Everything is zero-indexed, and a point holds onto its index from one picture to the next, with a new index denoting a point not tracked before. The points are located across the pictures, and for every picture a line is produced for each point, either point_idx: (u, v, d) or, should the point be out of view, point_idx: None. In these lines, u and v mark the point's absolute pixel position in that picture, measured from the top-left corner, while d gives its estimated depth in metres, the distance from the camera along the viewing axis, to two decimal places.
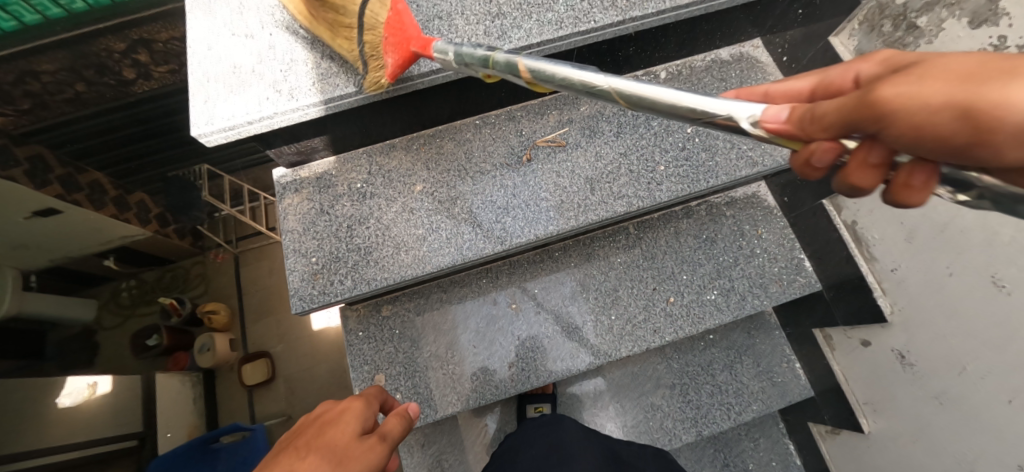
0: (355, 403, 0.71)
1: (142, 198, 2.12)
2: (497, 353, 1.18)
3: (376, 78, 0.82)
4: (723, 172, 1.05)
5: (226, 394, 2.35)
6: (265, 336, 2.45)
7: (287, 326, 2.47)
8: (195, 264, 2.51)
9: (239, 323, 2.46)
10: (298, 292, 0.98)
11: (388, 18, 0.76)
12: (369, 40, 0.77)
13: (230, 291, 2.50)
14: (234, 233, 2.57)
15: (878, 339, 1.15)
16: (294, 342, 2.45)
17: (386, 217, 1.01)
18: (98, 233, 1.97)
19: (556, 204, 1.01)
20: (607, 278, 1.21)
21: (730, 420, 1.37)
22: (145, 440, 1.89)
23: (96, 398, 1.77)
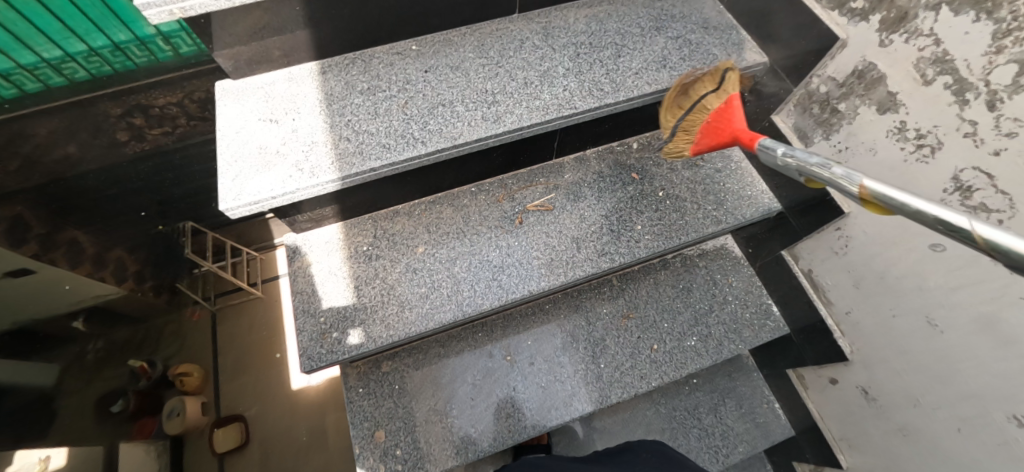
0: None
1: (119, 255, 2.04)
2: (494, 405, 1.22)
3: (677, 148, 1.02)
4: (693, 229, 1.19)
5: (194, 463, 2.23)
6: (239, 398, 2.39)
7: (266, 385, 2.44)
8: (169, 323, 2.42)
9: (212, 386, 2.40)
10: (307, 351, 1.03)
11: (717, 106, 0.92)
12: (692, 119, 0.97)
13: (207, 351, 2.47)
14: (213, 290, 2.58)
15: (842, 377, 1.25)
16: (271, 402, 2.40)
17: (391, 277, 1.09)
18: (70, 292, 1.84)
19: (546, 261, 1.11)
20: (595, 328, 1.30)
21: (719, 464, 1.42)
22: None
23: None
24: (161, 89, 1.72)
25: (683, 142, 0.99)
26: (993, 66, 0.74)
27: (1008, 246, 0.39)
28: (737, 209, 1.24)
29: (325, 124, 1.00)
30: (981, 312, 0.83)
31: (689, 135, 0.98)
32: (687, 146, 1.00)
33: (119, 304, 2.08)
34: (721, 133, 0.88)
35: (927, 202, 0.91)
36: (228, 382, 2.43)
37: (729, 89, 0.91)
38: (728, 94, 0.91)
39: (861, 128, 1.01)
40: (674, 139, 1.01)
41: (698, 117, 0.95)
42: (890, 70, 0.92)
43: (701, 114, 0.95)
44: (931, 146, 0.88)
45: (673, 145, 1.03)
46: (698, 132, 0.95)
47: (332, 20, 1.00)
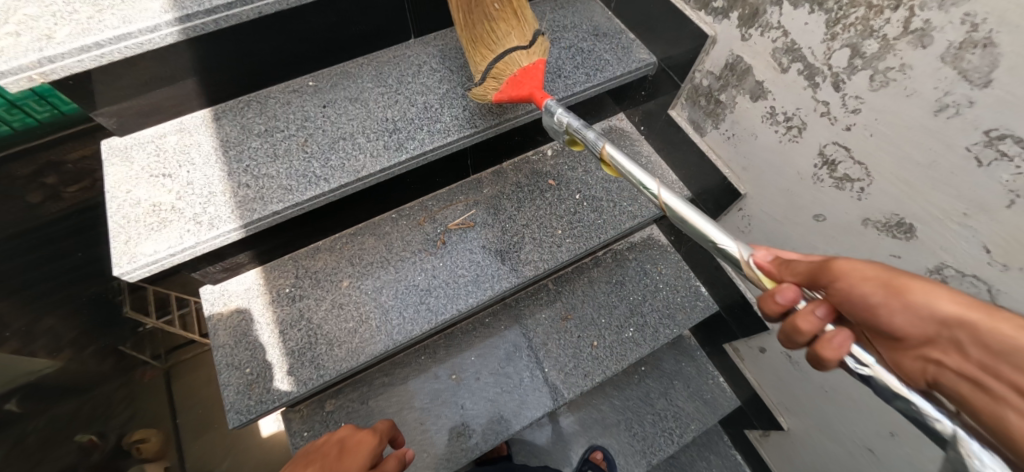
0: (369, 437, 0.85)
1: (52, 326, 1.74)
2: (446, 426, 1.22)
3: (484, 91, 0.98)
4: (611, 226, 1.23)
5: None
6: (206, 455, 2.32)
7: (233, 439, 2.41)
8: (121, 388, 2.12)
9: (176, 446, 2.23)
10: (234, 405, 0.98)
11: (527, 65, 0.93)
12: (499, 69, 0.93)
13: (166, 413, 2.31)
14: (162, 347, 2.43)
15: (769, 345, 1.33)
16: (241, 454, 2.37)
17: (317, 316, 1.07)
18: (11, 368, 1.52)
19: (473, 278, 1.13)
20: (536, 334, 1.33)
21: (675, 444, 1.46)
22: None
23: None
24: (70, 144, 1.78)
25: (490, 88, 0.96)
26: (831, 51, 0.82)
27: (682, 213, 0.68)
28: (652, 202, 1.29)
29: (222, 172, 0.98)
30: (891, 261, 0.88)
31: (495, 82, 0.95)
32: (492, 92, 0.97)
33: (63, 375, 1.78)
34: (519, 87, 0.94)
35: (803, 178, 1.00)
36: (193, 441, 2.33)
37: (536, 53, 0.94)
38: (534, 56, 0.94)
39: (740, 116, 1.09)
40: (483, 83, 0.96)
41: (504, 69, 0.93)
42: (754, 61, 0.99)
43: (509, 67, 0.93)
44: (798, 127, 0.96)
45: (480, 89, 0.98)
46: (502, 84, 0.94)
47: (217, 68, 0.98)
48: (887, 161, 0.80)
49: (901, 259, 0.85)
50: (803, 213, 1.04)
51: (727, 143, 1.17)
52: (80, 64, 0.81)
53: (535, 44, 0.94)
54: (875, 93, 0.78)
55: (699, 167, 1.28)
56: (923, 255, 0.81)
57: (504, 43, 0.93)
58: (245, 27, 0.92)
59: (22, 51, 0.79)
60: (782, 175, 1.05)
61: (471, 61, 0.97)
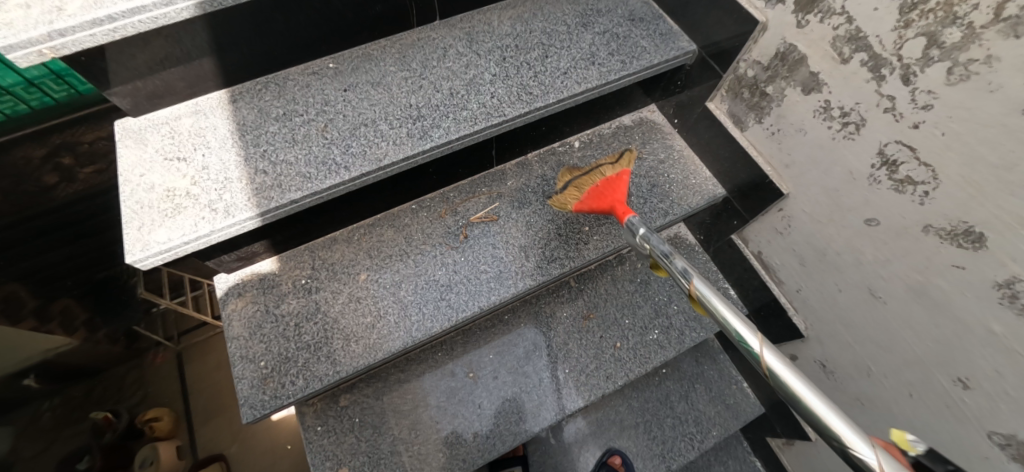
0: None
1: (67, 305, 1.84)
2: (462, 425, 1.18)
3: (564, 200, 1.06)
4: (641, 223, 1.17)
5: None
6: (214, 439, 2.30)
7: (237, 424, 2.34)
8: (131, 370, 2.29)
9: (186, 427, 2.30)
10: (248, 400, 0.95)
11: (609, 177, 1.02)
12: (581, 184, 1.04)
13: (177, 394, 2.35)
14: (175, 329, 2.44)
15: (801, 353, 1.27)
16: (248, 440, 2.32)
17: (334, 310, 1.03)
18: (15, 352, 1.65)
19: (496, 274, 1.08)
20: (557, 333, 1.28)
21: (695, 450, 1.42)
22: None
23: None
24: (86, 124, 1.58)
25: (570, 197, 1.05)
26: (903, 40, 0.75)
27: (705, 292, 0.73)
28: (684, 199, 1.23)
29: (238, 157, 0.94)
30: (950, 271, 0.80)
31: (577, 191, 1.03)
32: (573, 200, 1.05)
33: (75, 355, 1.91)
34: (602, 199, 1.00)
35: (856, 178, 0.92)
36: (204, 423, 2.33)
37: (622, 167, 1.02)
38: (620, 169, 1.02)
39: (789, 109, 1.02)
40: (564, 191, 1.05)
41: (587, 181, 1.03)
42: (809, 51, 0.92)
43: (594, 178, 1.03)
44: (855, 123, 0.88)
45: (560, 198, 1.07)
46: (586, 192, 1.03)
47: (235, 46, 0.93)
48: (956, 161, 0.73)
49: (962, 270, 0.78)
50: (852, 215, 0.96)
51: (770, 139, 1.10)
52: (91, 38, 0.76)
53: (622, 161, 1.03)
54: (951, 88, 0.70)
55: (735, 163, 1.21)
56: (991, 265, 0.73)
57: (598, 169, 1.05)
58: (266, 4, 0.86)
59: (32, 23, 0.75)
60: (829, 174, 0.98)
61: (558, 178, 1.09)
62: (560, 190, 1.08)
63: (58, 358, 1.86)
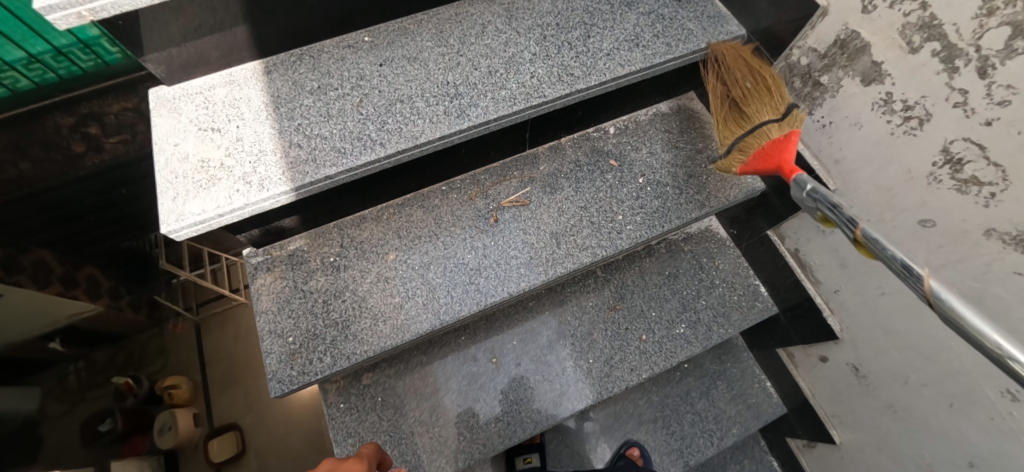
0: (357, 464, 0.74)
1: (91, 273, 1.89)
2: (483, 410, 1.17)
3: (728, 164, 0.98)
4: (676, 215, 1.14)
5: None
6: (230, 408, 2.35)
7: (255, 395, 2.38)
8: (151, 339, 2.36)
9: (205, 396, 2.35)
10: (276, 374, 0.95)
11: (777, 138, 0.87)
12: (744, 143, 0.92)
13: (195, 364, 2.40)
14: (195, 300, 2.49)
15: (833, 355, 1.23)
16: (263, 411, 2.37)
17: (361, 289, 1.02)
18: (42, 317, 1.71)
19: (526, 260, 1.06)
20: (581, 323, 1.26)
21: (714, 447, 1.41)
22: None
23: None
24: (114, 95, 1.57)
25: (732, 161, 0.96)
26: (984, 29, 0.68)
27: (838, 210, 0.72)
28: (721, 192, 1.18)
29: (272, 130, 0.92)
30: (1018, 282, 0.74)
31: (742, 154, 0.93)
32: (738, 164, 0.95)
33: (98, 321, 1.99)
34: (768, 160, 0.87)
35: (913, 176, 0.88)
36: (220, 393, 2.38)
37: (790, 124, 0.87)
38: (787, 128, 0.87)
39: (844, 101, 0.97)
40: (728, 156, 0.97)
41: (751, 143, 0.91)
42: (874, 38, 0.86)
43: (757, 140, 0.90)
44: (919, 118, 0.83)
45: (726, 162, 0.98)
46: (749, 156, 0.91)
47: (272, 16, 0.90)
48: None
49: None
50: (905, 216, 0.92)
51: (821, 132, 1.06)
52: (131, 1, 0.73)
53: (789, 117, 0.88)
54: None
55: None
56: None
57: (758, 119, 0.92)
58: None
59: None
60: (884, 171, 0.94)
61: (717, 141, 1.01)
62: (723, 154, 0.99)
63: (81, 323, 1.92)
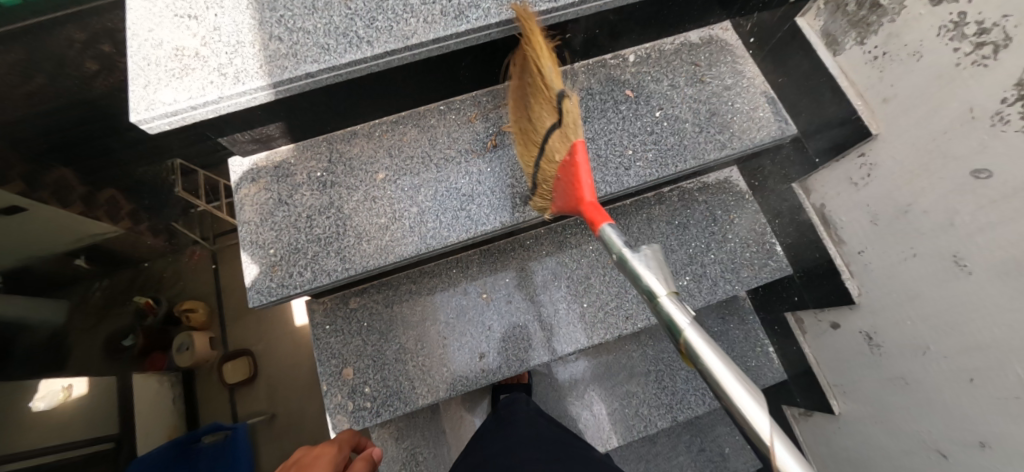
0: (329, 448, 0.86)
1: (113, 194, 1.92)
2: (469, 344, 1.14)
3: None
4: (692, 155, 1.03)
5: (206, 393, 2.33)
6: (245, 335, 2.43)
7: (269, 325, 2.47)
8: (168, 265, 2.41)
9: (219, 323, 2.43)
10: (254, 284, 0.93)
11: None
12: None
13: (211, 291, 2.45)
14: (211, 230, 2.50)
15: (846, 322, 1.15)
16: (276, 341, 2.44)
17: (348, 207, 0.97)
18: (65, 233, 1.79)
19: (523, 190, 0.98)
20: (579, 266, 1.20)
21: (705, 405, 1.39)
22: (122, 443, 1.75)
23: (73, 401, 1.65)
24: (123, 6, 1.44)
25: (543, 197, 0.89)
26: None
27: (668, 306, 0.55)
28: (746, 133, 1.06)
29: (252, 20, 0.83)
30: None
31: None
32: None
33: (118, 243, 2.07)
34: None
35: (975, 117, 0.72)
36: (235, 321, 2.45)
37: None
38: None
39: (906, 26, 0.81)
40: None
41: None
42: None
43: None
44: (995, 44, 0.67)
45: None
46: None
47: None
48: None
49: None
50: (957, 166, 0.77)
51: (869, 67, 0.90)
52: None
53: None
54: None
55: (818, 97, 1.02)
56: None
57: (541, 127, 0.79)
58: None
59: None
60: (942, 113, 0.78)
61: (525, 173, 0.91)
62: (534, 189, 0.92)
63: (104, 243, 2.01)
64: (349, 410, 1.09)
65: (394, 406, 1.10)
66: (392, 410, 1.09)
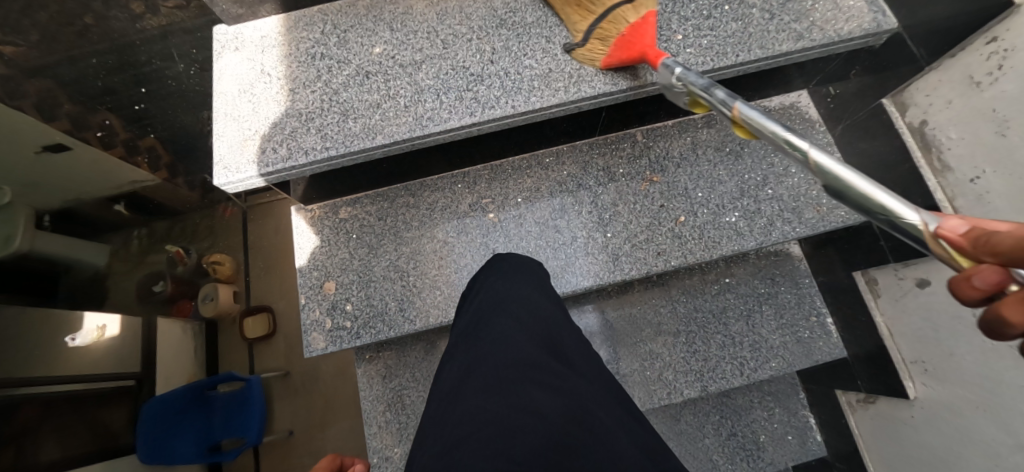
0: None
1: (154, 144, 1.97)
2: (468, 268, 0.98)
3: None
4: (758, 44, 0.82)
5: (226, 344, 2.35)
6: (268, 292, 2.41)
7: (288, 284, 2.42)
8: (203, 218, 2.37)
9: (245, 277, 2.42)
10: (224, 159, 0.80)
11: None
12: None
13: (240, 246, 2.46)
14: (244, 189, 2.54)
15: (942, 277, 0.90)
16: (294, 300, 2.39)
17: (336, 82, 0.83)
18: (105, 179, 1.87)
19: (542, 73, 0.81)
20: (605, 190, 1.02)
21: (743, 377, 1.16)
22: (144, 383, 1.87)
23: (105, 340, 1.76)
24: None
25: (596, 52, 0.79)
26: None
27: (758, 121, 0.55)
28: (831, 23, 0.84)
29: None
30: None
31: None
32: None
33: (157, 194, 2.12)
34: None
35: None
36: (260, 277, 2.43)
37: None
38: None
39: None
40: None
41: None
42: None
43: None
44: None
45: None
46: None
47: None
48: None
49: None
50: None
51: None
52: None
53: None
54: None
55: None
56: None
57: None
58: None
59: None
60: None
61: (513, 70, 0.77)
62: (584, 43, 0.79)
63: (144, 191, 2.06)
64: (326, 328, 0.96)
65: (377, 329, 0.95)
66: (374, 334, 0.94)
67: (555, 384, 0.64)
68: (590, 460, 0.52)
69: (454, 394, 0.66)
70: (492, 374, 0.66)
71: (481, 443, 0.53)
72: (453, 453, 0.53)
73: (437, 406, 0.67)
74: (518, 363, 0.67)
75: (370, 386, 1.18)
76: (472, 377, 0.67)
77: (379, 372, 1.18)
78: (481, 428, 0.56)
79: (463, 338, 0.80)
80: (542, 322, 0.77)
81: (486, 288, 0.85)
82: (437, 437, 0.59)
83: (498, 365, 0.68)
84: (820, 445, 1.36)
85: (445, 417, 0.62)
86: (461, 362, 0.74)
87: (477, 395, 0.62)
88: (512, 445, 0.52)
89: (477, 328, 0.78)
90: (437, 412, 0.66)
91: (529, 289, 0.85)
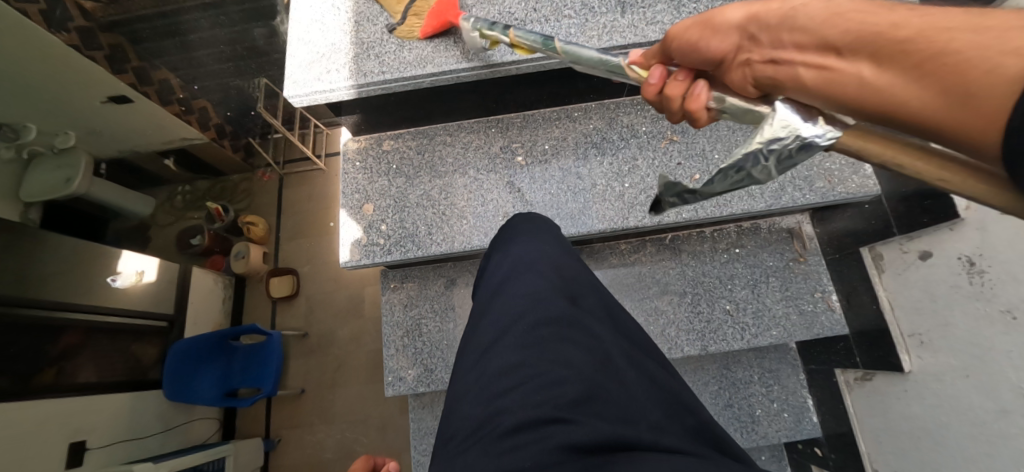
0: None
1: (205, 106, 2.13)
2: (493, 204, 1.08)
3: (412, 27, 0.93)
4: None
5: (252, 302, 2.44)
6: (292, 255, 2.49)
7: (317, 250, 2.48)
8: (243, 180, 2.59)
9: (275, 239, 2.51)
10: (294, 76, 0.93)
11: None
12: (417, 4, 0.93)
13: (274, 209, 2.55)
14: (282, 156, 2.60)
15: (941, 248, 0.92)
16: (320, 265, 2.46)
17: (395, 18, 0.94)
18: (160, 131, 2.07)
19: (579, 22, 0.90)
20: (627, 145, 1.10)
21: (742, 342, 1.22)
22: (174, 324, 2.08)
23: (143, 285, 1.96)
24: None
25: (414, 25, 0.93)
26: None
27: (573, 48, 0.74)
28: None
29: None
30: None
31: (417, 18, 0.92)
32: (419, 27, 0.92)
33: (205, 152, 2.31)
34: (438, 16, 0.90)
35: None
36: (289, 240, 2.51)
37: None
38: None
39: None
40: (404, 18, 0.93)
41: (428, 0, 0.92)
42: None
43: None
44: None
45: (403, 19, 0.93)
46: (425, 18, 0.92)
47: None
48: None
49: None
50: None
51: None
52: None
53: None
54: None
55: None
56: None
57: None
58: None
59: None
60: None
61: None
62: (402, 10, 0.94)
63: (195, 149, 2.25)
64: (361, 243, 1.07)
65: (406, 248, 1.06)
66: (403, 252, 1.05)
67: (583, 337, 0.69)
68: (623, 405, 0.59)
69: (488, 351, 0.71)
70: (524, 332, 0.70)
71: (526, 397, 0.60)
72: (502, 402, 0.61)
73: (472, 359, 0.73)
74: (549, 321, 0.70)
75: (392, 312, 1.29)
76: (503, 334, 0.72)
77: (401, 301, 1.29)
78: (522, 382, 0.62)
79: (491, 294, 0.83)
80: (566, 277, 0.80)
81: (515, 248, 0.88)
82: (479, 385, 0.67)
83: (530, 323, 0.71)
84: (816, 426, 1.38)
85: (484, 369, 0.68)
86: (490, 317, 0.77)
87: (512, 352, 0.67)
88: (556, 396, 0.58)
89: (501, 287, 0.82)
90: (471, 364, 0.72)
91: (549, 247, 0.87)
